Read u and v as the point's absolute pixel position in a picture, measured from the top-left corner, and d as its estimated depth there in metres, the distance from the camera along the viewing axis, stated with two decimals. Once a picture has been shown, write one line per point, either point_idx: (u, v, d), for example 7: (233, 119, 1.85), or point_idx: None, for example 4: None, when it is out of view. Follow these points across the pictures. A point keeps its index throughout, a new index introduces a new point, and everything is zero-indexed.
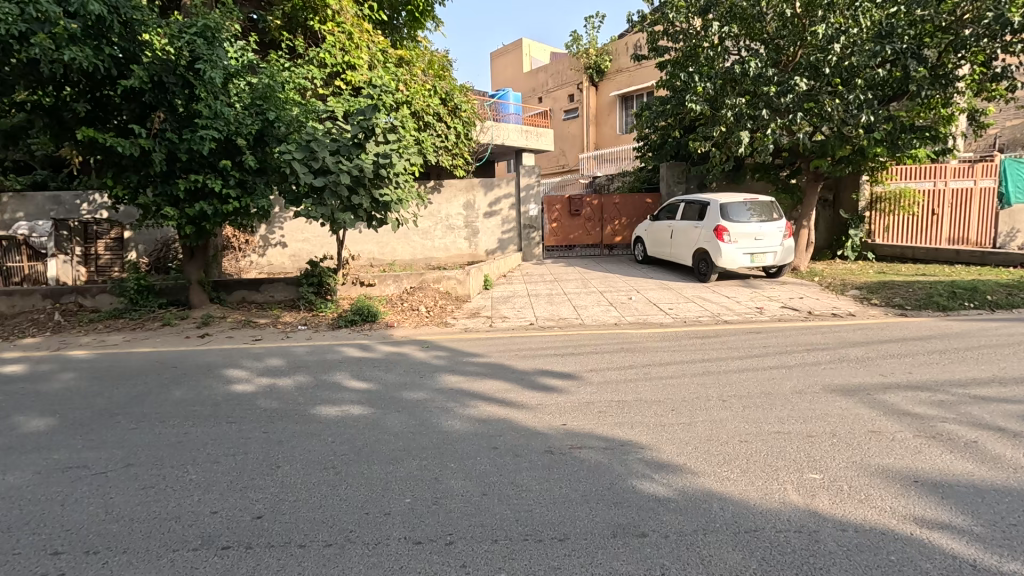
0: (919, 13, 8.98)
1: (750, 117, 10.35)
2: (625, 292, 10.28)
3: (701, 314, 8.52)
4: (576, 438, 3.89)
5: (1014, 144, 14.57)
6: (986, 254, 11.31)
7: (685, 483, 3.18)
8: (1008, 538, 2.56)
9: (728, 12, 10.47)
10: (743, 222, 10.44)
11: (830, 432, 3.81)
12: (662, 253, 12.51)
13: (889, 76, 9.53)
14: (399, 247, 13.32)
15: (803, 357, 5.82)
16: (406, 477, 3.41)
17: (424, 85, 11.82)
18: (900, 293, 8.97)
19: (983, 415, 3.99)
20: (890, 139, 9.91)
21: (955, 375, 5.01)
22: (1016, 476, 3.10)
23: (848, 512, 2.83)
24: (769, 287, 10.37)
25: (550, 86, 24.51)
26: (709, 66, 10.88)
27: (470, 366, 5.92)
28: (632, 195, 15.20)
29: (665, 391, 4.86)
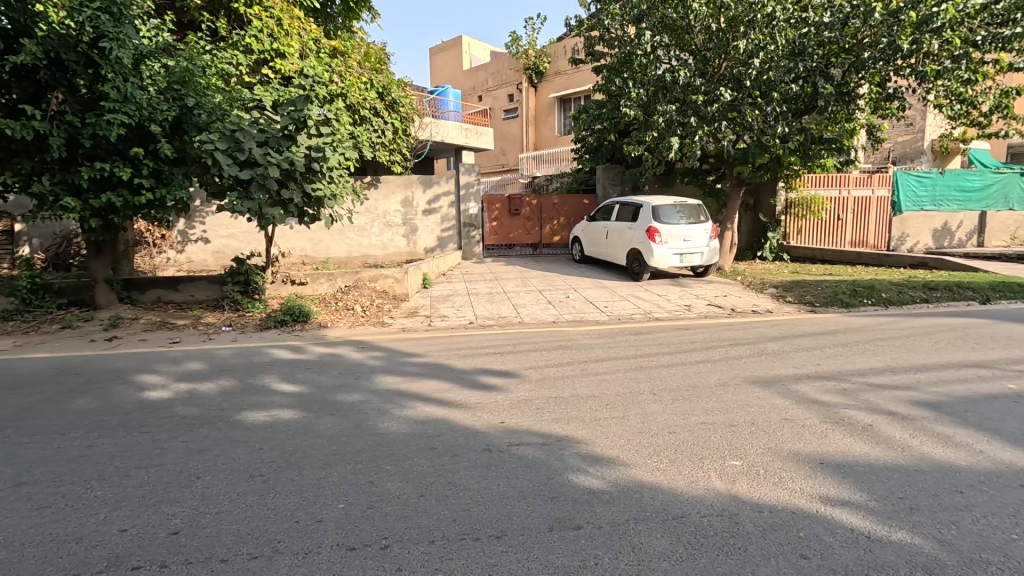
0: (826, 35, 9.75)
1: (680, 123, 10.90)
2: (563, 290, 10.50)
3: (635, 312, 8.86)
4: (514, 435, 3.93)
5: (904, 158, 16.31)
6: (882, 256, 12.57)
7: (618, 475, 3.30)
8: (897, 510, 2.86)
9: (659, 22, 10.98)
10: (673, 224, 10.95)
11: (749, 421, 4.10)
12: (598, 253, 12.88)
13: (801, 91, 10.33)
14: (334, 244, 12.84)
15: (726, 351, 6.21)
16: (339, 482, 3.30)
17: (359, 78, 11.43)
18: (811, 292, 9.78)
19: (877, 401, 4.44)
20: (802, 149, 10.79)
21: (856, 365, 5.53)
22: (903, 454, 3.47)
23: (764, 495, 3.05)
24: (696, 285, 10.96)
25: (490, 85, 24.55)
26: (642, 73, 11.34)
27: (408, 366, 5.81)
28: (570, 196, 15.52)
29: (600, 386, 5.01)
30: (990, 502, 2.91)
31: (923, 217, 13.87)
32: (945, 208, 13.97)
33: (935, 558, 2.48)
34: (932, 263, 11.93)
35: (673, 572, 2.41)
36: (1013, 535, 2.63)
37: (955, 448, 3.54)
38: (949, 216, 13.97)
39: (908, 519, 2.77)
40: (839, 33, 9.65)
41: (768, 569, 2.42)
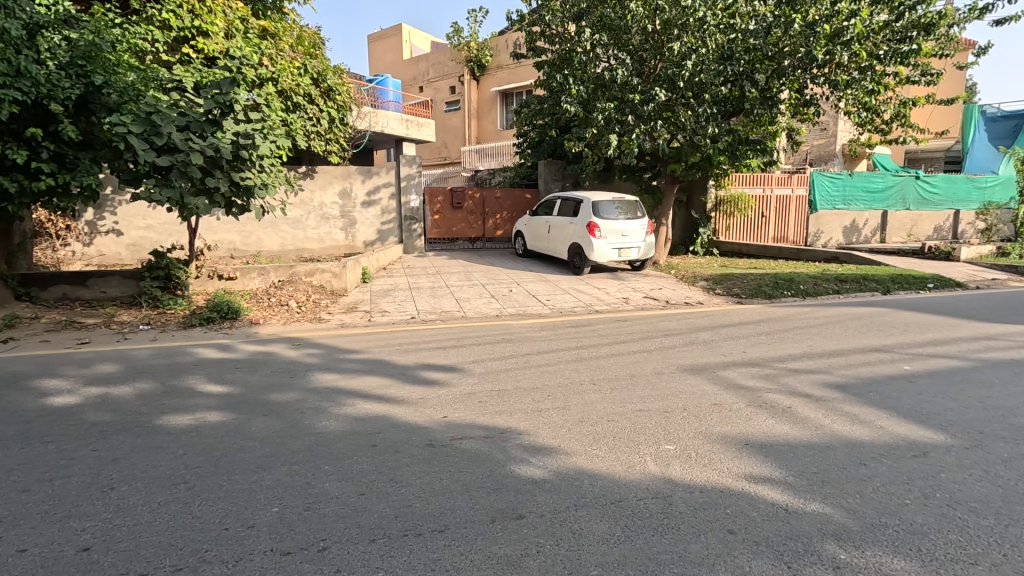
0: (752, 42, 10.30)
1: (618, 121, 11.25)
2: (506, 284, 10.55)
3: (575, 305, 9.05)
4: (457, 429, 3.91)
5: (819, 160, 17.66)
6: (800, 251, 13.55)
7: (559, 464, 3.37)
8: (811, 484, 3.11)
9: (598, 21, 11.38)
10: (612, 219, 11.27)
11: (682, 407, 4.31)
12: (541, 247, 13.04)
13: (730, 94, 10.89)
14: (266, 236, 12.18)
15: (662, 341, 6.49)
16: (273, 484, 3.16)
17: (291, 62, 10.87)
18: (737, 284, 10.41)
19: (795, 384, 4.80)
20: (731, 150, 11.40)
21: (777, 352, 5.95)
22: (817, 432, 3.78)
23: (695, 476, 3.22)
24: (634, 279, 11.36)
25: (431, 76, 24.13)
26: (582, 70, 11.66)
27: (347, 363, 5.62)
28: (512, 190, 15.58)
29: (542, 378, 5.09)
30: (889, 472, 3.23)
31: (835, 215, 15.12)
32: (854, 206, 15.26)
33: (844, 525, 2.72)
34: (842, 258, 13.02)
35: (611, 554, 2.50)
36: (907, 500, 2.93)
37: (861, 425, 3.89)
38: (857, 214, 15.28)
39: (821, 491, 3.02)
40: (763, 41, 10.23)
41: (699, 546, 2.56)
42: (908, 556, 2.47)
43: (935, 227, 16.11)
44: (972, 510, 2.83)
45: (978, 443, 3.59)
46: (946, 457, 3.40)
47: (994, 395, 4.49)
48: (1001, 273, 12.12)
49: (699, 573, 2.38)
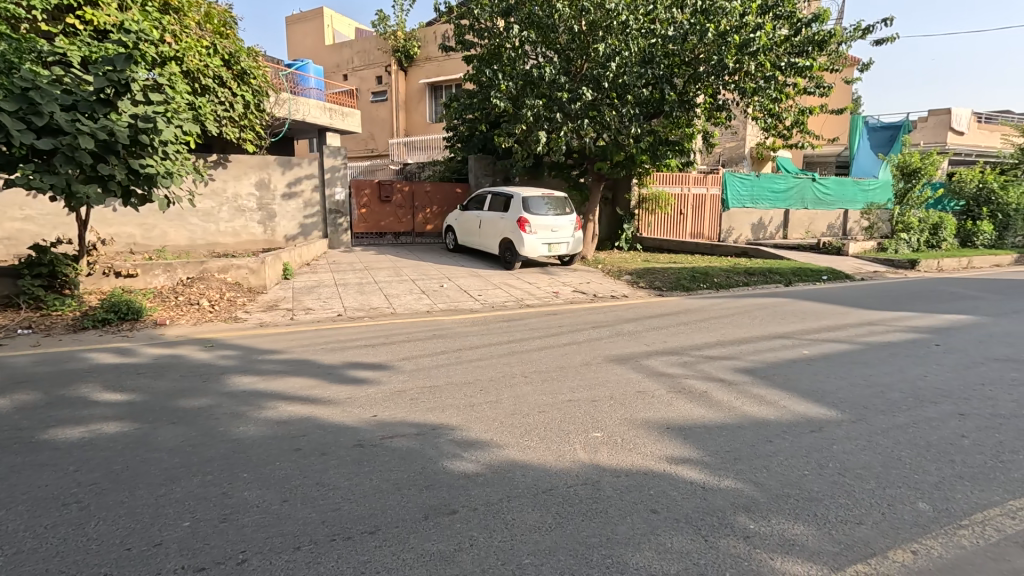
0: (671, 47, 10.83)
1: (547, 118, 11.51)
2: (437, 279, 10.43)
3: (507, 299, 9.13)
4: (387, 428, 3.82)
5: (730, 162, 18.98)
6: (714, 246, 14.52)
7: (491, 457, 3.39)
8: (724, 462, 3.35)
9: (526, 18, 11.60)
10: (542, 215, 11.46)
11: (608, 395, 4.48)
12: (472, 241, 13.00)
13: (651, 97, 11.39)
14: (171, 229, 11.18)
15: (590, 333, 6.71)
16: (184, 497, 2.92)
17: (198, 41, 10.01)
18: (659, 278, 10.96)
19: (711, 370, 5.15)
20: (652, 150, 11.98)
21: (695, 340, 6.35)
22: (729, 414, 4.08)
23: (622, 461, 3.37)
24: (563, 273, 11.64)
25: (355, 64, 23.20)
26: (512, 66, 11.88)
27: (266, 365, 5.30)
28: (443, 184, 15.37)
29: (474, 372, 5.10)
30: (790, 447, 3.55)
31: (744, 213, 16.33)
32: (760, 206, 16.56)
33: (753, 498, 2.95)
34: (750, 253, 14.08)
35: (543, 542, 2.56)
36: (805, 471, 3.24)
37: (768, 406, 4.24)
38: (763, 213, 16.61)
39: (733, 468, 3.27)
40: (680, 47, 10.77)
41: (626, 527, 2.68)
42: (806, 521, 2.74)
43: (827, 225, 17.84)
44: (858, 476, 3.18)
45: (863, 417, 4.04)
46: (837, 431, 3.79)
47: (875, 374, 5.06)
48: (880, 267, 13.68)
49: (626, 552, 2.49)
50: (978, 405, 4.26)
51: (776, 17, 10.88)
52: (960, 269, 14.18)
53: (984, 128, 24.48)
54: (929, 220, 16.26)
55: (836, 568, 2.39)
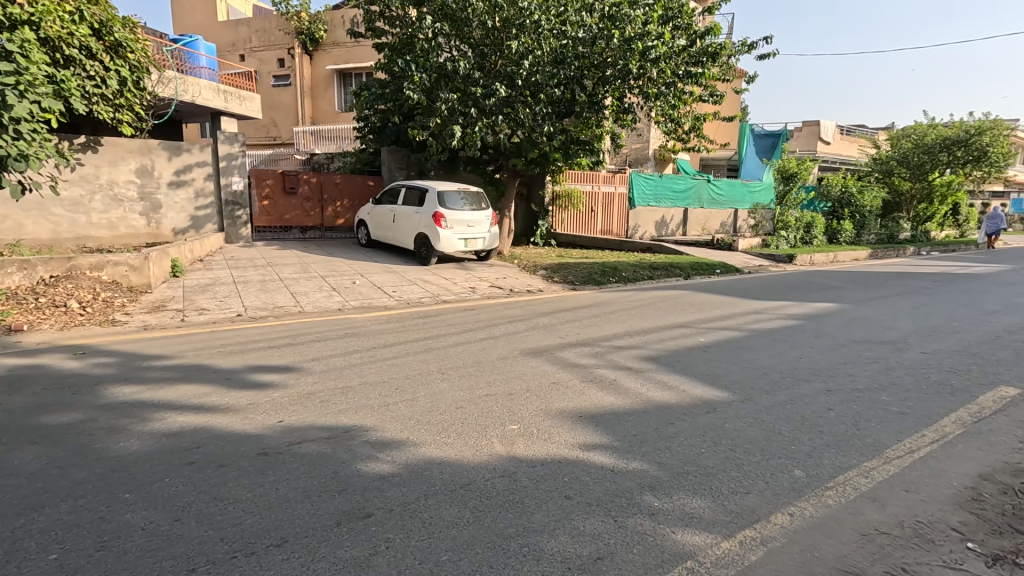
0: (581, 50, 11.18)
1: (461, 113, 11.51)
2: (348, 276, 10.00)
3: (423, 296, 8.98)
4: (295, 433, 3.60)
5: (636, 162, 20.11)
6: (623, 242, 15.28)
7: (407, 457, 3.32)
8: (632, 445, 3.55)
9: (440, 10, 11.59)
10: (458, 209, 11.38)
11: (525, 388, 4.57)
12: (385, 236, 12.62)
13: (563, 97, 11.71)
14: (29, 220, 9.69)
15: (507, 328, 6.79)
16: (50, 526, 2.56)
17: (58, 4, 8.66)
18: (572, 272, 11.36)
19: (621, 360, 5.43)
20: (564, 148, 12.38)
21: (605, 331, 6.66)
22: (636, 400, 4.33)
23: (536, 451, 3.45)
24: (480, 269, 11.67)
25: (254, 44, 21.50)
26: (424, 57, 11.76)
27: (153, 372, 4.78)
28: (354, 176, 14.73)
29: (389, 371, 4.97)
30: (690, 427, 3.85)
31: (649, 211, 17.41)
32: (663, 204, 17.69)
33: (657, 477, 3.16)
34: (654, 249, 15.04)
35: (462, 537, 2.56)
36: (702, 449, 3.52)
37: (669, 391, 4.56)
38: (665, 211, 17.78)
39: (639, 451, 3.48)
40: (590, 49, 11.16)
41: (542, 515, 2.75)
42: (703, 495, 2.98)
43: (721, 223, 19.48)
44: (746, 450, 3.51)
45: (750, 397, 4.48)
46: (729, 411, 4.17)
47: (760, 357, 5.62)
48: (764, 261, 15.22)
49: (541, 539, 2.56)
50: (840, 381, 4.89)
51: (675, 28, 11.63)
52: (828, 263, 16.17)
53: (845, 139, 28.02)
54: (803, 220, 18.32)
55: (727, 536, 2.63)
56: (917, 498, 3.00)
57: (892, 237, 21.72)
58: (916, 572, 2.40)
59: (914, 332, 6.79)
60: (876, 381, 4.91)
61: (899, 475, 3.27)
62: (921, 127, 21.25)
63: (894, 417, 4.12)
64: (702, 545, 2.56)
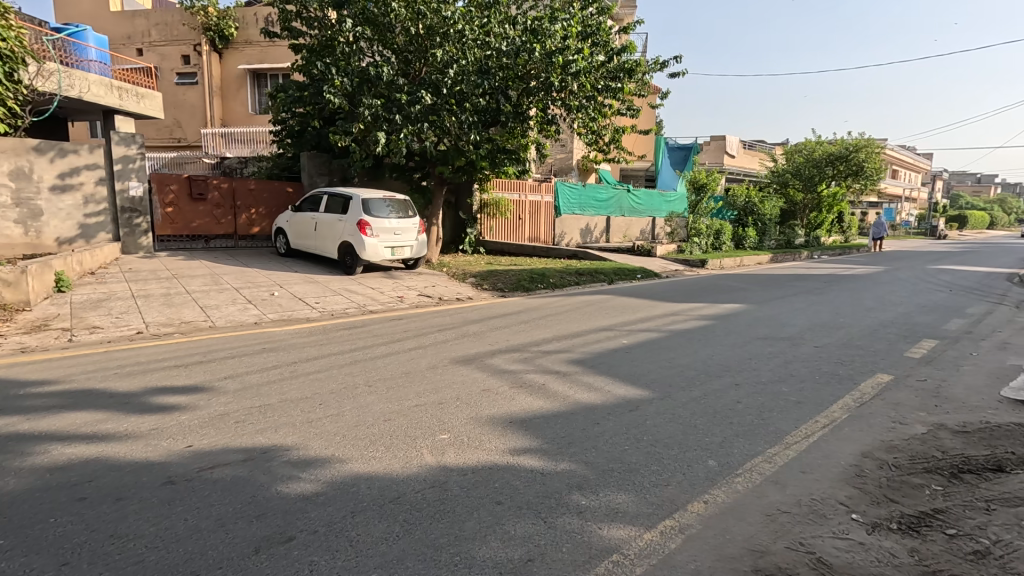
0: (504, 61, 11.37)
1: (385, 119, 11.37)
2: (266, 287, 9.45)
3: (348, 306, 8.68)
4: (207, 458, 3.35)
5: (561, 172, 20.73)
6: (550, 249, 15.65)
7: (332, 474, 3.20)
8: (559, 447, 3.64)
9: (361, 14, 11.41)
10: (384, 217, 11.12)
11: (455, 397, 4.55)
12: (306, 245, 12.07)
13: (489, 106, 11.83)
14: None
15: (436, 336, 6.73)
16: None
17: None
18: (501, 279, 11.48)
19: (548, 364, 5.56)
20: (491, 157, 12.48)
21: (534, 337, 6.78)
22: (564, 403, 4.45)
23: (467, 459, 3.45)
24: (407, 277, 11.48)
25: (153, 38, 19.86)
26: (345, 61, 11.54)
27: (33, 400, 4.25)
28: (270, 182, 13.91)
29: (312, 386, 4.75)
30: (614, 426, 4.01)
31: (574, 219, 17.99)
32: (587, 212, 18.37)
33: (584, 476, 3.27)
34: (580, 255, 15.52)
35: (392, 552, 2.50)
36: (626, 446, 3.69)
37: (594, 392, 4.74)
38: (589, 219, 18.45)
39: (567, 451, 3.58)
40: (513, 61, 11.37)
41: (473, 522, 2.75)
42: (628, 490, 3.13)
43: (641, 230, 20.45)
44: (665, 445, 3.73)
45: (668, 394, 4.75)
46: (650, 408, 4.39)
47: (677, 356, 5.98)
48: (680, 266, 16.22)
49: (473, 547, 2.56)
50: (747, 375, 5.32)
51: (593, 44, 12.11)
52: (735, 267, 17.53)
53: (746, 152, 30.63)
54: (713, 227, 19.74)
55: (649, 527, 2.78)
56: (811, 478, 3.33)
57: (790, 243, 23.90)
58: (811, 544, 2.66)
59: (808, 328, 7.54)
60: (777, 374, 5.39)
61: (796, 458, 3.61)
62: (810, 143, 23.64)
63: (792, 406, 4.55)
64: (626, 538, 2.68)
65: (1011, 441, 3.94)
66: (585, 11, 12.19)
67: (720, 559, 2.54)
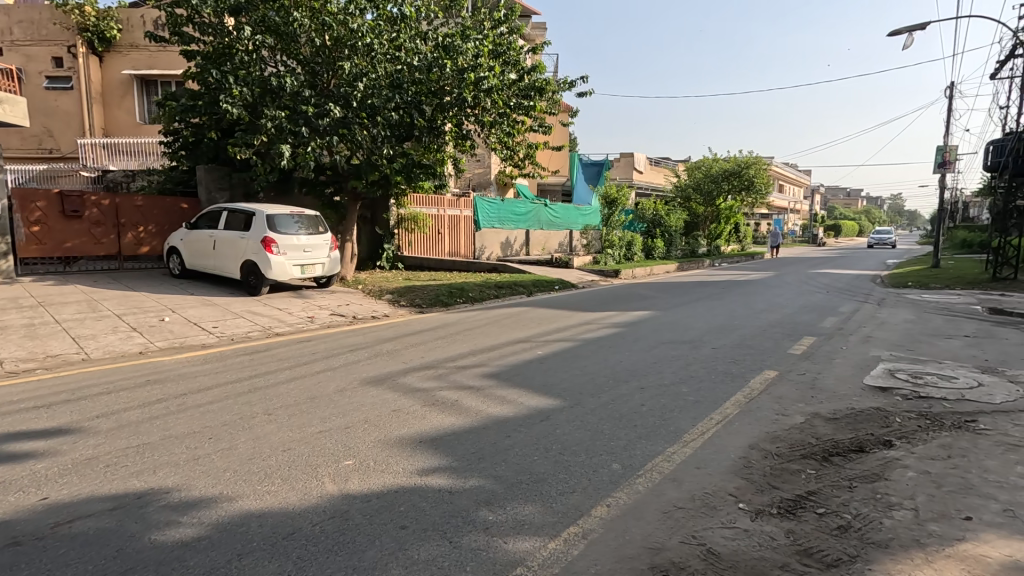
0: (417, 76, 11.31)
1: (291, 132, 10.87)
2: (155, 312, 8.61)
3: (251, 330, 8.10)
4: (66, 510, 2.94)
5: (479, 186, 20.95)
6: (470, 263, 15.67)
7: (218, 515, 2.93)
8: (469, 464, 3.59)
9: (261, 22, 10.88)
10: (291, 234, 10.56)
11: (363, 420, 4.37)
12: (204, 265, 11.17)
13: (402, 120, 11.67)
14: None
15: (347, 357, 6.46)
16: None
17: None
18: (419, 295, 11.30)
19: (462, 379, 5.51)
20: (406, 171, 12.18)
21: (450, 352, 6.71)
22: (475, 418, 4.43)
23: (371, 485, 3.31)
24: (319, 296, 10.96)
25: (16, 37, 17.67)
26: (245, 70, 10.93)
27: None
28: (161, 198, 12.78)
29: (202, 419, 4.35)
30: (525, 438, 4.05)
31: (493, 233, 18.18)
32: (506, 226, 18.63)
33: (492, 490, 3.26)
34: (499, 268, 15.64)
35: None
36: (535, 457, 3.73)
37: (507, 404, 4.77)
38: (509, 232, 18.72)
39: (477, 467, 3.55)
40: (425, 76, 11.32)
41: (373, 551, 2.64)
42: (535, 501, 3.15)
43: (559, 243, 20.90)
44: (573, 452, 3.81)
45: (578, 401, 4.88)
46: (560, 417, 4.48)
47: (589, 364, 6.17)
48: (595, 276, 16.90)
49: None
50: (652, 379, 5.60)
51: (505, 62, 12.33)
52: (647, 275, 18.56)
53: (653, 168, 32.71)
54: (625, 239, 20.82)
55: (554, 536, 2.81)
56: (705, 473, 3.55)
57: (695, 252, 25.67)
58: (702, 536, 2.83)
59: (707, 331, 8.13)
60: (679, 376, 5.72)
61: (692, 455, 3.83)
62: (707, 160, 26.04)
63: (690, 405, 4.84)
64: (531, 549, 2.69)
65: (871, 424, 4.46)
66: (496, 30, 12.44)
67: (620, 560, 2.62)
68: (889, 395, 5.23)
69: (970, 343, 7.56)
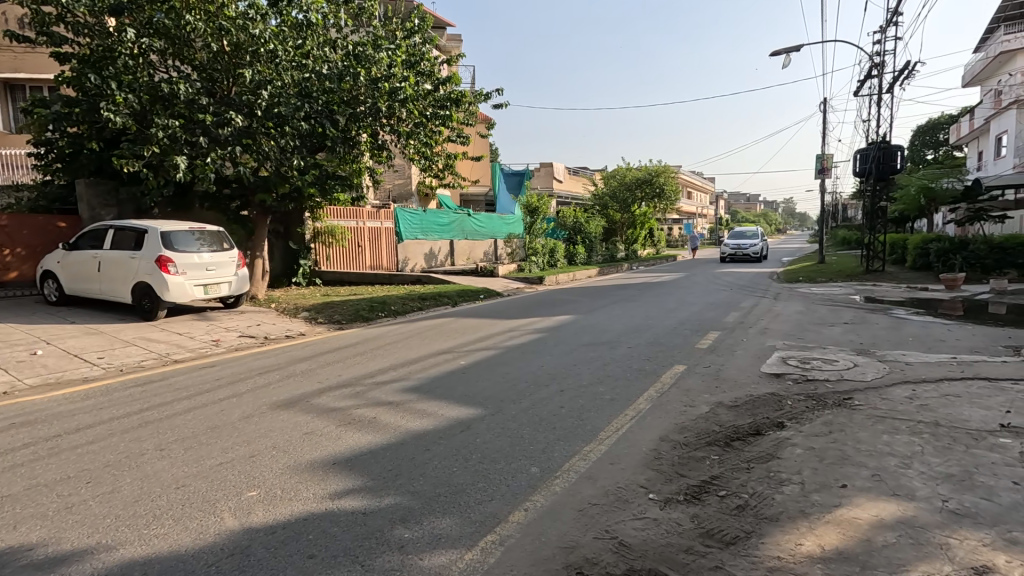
0: (326, 84, 10.92)
1: (186, 142, 10.07)
2: (26, 345, 7.60)
3: (144, 358, 7.36)
4: None
5: (399, 198, 20.67)
6: (392, 275, 15.34)
7: (95, 567, 2.61)
8: (384, 483, 3.47)
9: (148, 24, 10.06)
10: (191, 251, 9.75)
11: (270, 445, 4.10)
12: (88, 289, 10.03)
13: (313, 131, 11.07)
14: None
15: (256, 380, 6.05)
16: None
17: None
18: (338, 311, 10.87)
19: (380, 395, 5.34)
20: (319, 183, 11.66)
21: (369, 368, 6.49)
22: (393, 434, 4.30)
23: (276, 515, 3.10)
24: (227, 317, 10.21)
25: None
26: (130, 75, 10.00)
27: None
28: (32, 216, 11.35)
29: (81, 461, 3.89)
30: (444, 450, 3.99)
31: (415, 243, 17.88)
32: (429, 237, 18.39)
33: (408, 507, 3.16)
34: (423, 280, 15.43)
35: None
36: (455, 468, 3.68)
37: (427, 417, 4.68)
38: (432, 243, 18.49)
39: (393, 485, 3.44)
40: (337, 85, 10.99)
41: None
42: (452, 513, 3.10)
43: (484, 252, 20.89)
44: (492, 460, 3.81)
45: (500, 409, 4.89)
46: (481, 426, 4.46)
47: (510, 371, 6.23)
48: (519, 284, 17.17)
49: None
50: (571, 381, 5.74)
51: (419, 73, 12.31)
52: (569, 281, 19.12)
53: (572, 178, 33.96)
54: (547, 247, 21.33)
55: (470, 546, 2.78)
56: (618, 468, 3.68)
57: (615, 257, 26.78)
58: (615, 529, 2.92)
59: (623, 331, 8.50)
60: (595, 376, 5.93)
61: (607, 452, 3.96)
62: (621, 170, 27.52)
63: (606, 403, 5.02)
64: (447, 562, 2.65)
65: (767, 408, 4.85)
66: (409, 40, 12.32)
67: (535, 563, 2.64)
68: (782, 381, 5.72)
69: (848, 329, 8.49)
